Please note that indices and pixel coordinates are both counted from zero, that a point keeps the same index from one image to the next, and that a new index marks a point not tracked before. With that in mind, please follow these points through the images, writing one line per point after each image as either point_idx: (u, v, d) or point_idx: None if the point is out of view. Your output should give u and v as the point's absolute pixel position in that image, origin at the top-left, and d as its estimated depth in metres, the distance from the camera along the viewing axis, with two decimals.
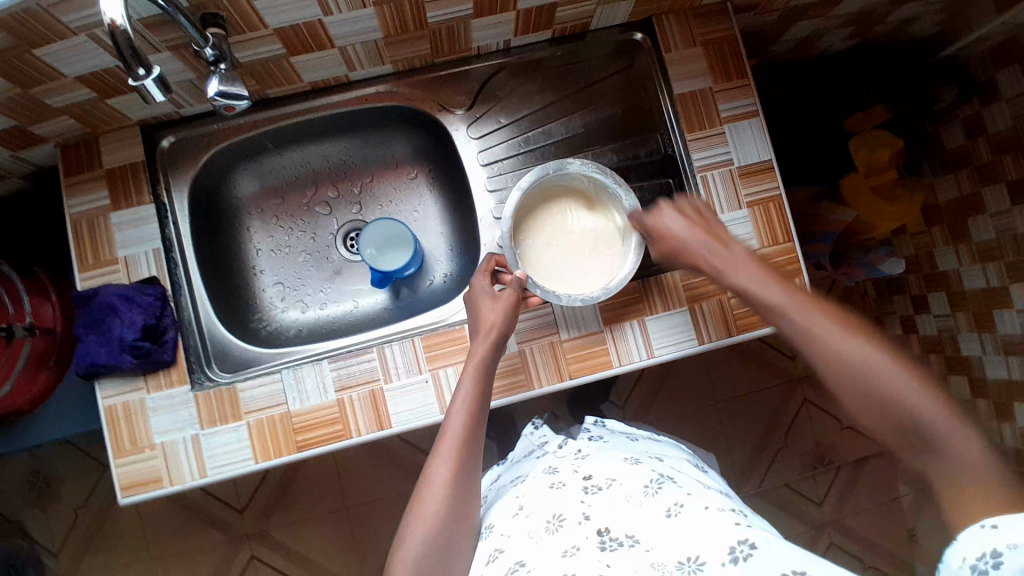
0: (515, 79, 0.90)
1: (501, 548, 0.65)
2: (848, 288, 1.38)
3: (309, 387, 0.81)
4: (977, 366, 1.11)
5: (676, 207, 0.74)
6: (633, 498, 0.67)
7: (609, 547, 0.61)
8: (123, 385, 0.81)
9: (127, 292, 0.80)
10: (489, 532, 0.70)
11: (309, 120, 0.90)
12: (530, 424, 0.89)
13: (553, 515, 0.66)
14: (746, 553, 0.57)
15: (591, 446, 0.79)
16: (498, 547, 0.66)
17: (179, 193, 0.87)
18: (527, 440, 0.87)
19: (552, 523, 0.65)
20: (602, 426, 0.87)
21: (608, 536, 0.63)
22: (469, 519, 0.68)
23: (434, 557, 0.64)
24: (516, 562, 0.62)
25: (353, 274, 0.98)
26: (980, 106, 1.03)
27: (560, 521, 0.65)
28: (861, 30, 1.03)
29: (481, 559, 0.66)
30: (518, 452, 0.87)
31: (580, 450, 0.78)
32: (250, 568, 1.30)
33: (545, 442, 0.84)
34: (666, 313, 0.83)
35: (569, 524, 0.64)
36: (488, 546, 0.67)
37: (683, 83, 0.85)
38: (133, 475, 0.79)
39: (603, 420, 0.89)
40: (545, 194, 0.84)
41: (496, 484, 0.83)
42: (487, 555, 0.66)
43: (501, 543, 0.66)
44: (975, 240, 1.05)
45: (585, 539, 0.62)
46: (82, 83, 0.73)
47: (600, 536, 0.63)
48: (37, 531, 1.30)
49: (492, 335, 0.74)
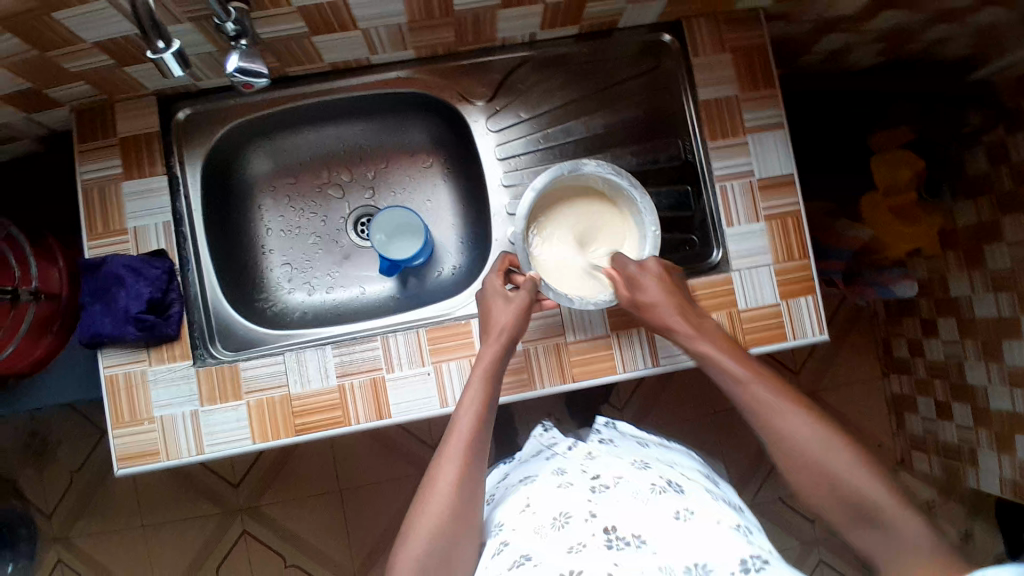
0: (538, 74, 0.89)
1: (506, 542, 0.65)
2: (858, 307, 1.37)
3: (311, 371, 0.80)
4: (981, 395, 1.10)
5: (661, 264, 0.77)
6: (639, 495, 0.66)
7: (615, 546, 0.61)
8: (124, 356, 0.80)
9: (135, 264, 0.79)
10: (498, 529, 0.68)
11: (327, 102, 0.89)
12: (539, 425, 0.88)
13: (559, 512, 0.65)
14: (757, 566, 0.58)
15: (601, 449, 0.78)
16: (504, 540, 0.65)
17: (192, 166, 0.86)
18: (535, 441, 0.86)
19: (559, 520, 0.64)
20: (612, 427, 0.86)
21: (614, 534, 0.62)
22: (472, 520, 0.67)
23: (437, 557, 0.64)
24: (519, 556, 0.62)
25: (362, 259, 0.97)
26: (1006, 133, 0.99)
27: (566, 518, 0.64)
28: (893, 46, 1.00)
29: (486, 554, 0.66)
30: (526, 452, 0.86)
31: (590, 452, 0.77)
32: (240, 543, 1.31)
33: (554, 443, 0.82)
34: None
35: (575, 521, 0.63)
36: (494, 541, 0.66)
37: (708, 89, 0.84)
38: (130, 447, 0.79)
39: (613, 421, 0.87)
40: (558, 192, 0.82)
41: (503, 483, 0.82)
42: (494, 549, 0.65)
43: (507, 537, 0.65)
44: (991, 267, 1.03)
45: (591, 536, 0.61)
46: (101, 49, 0.72)
47: (606, 534, 0.62)
48: (30, 491, 1.31)
49: (503, 338, 0.75)
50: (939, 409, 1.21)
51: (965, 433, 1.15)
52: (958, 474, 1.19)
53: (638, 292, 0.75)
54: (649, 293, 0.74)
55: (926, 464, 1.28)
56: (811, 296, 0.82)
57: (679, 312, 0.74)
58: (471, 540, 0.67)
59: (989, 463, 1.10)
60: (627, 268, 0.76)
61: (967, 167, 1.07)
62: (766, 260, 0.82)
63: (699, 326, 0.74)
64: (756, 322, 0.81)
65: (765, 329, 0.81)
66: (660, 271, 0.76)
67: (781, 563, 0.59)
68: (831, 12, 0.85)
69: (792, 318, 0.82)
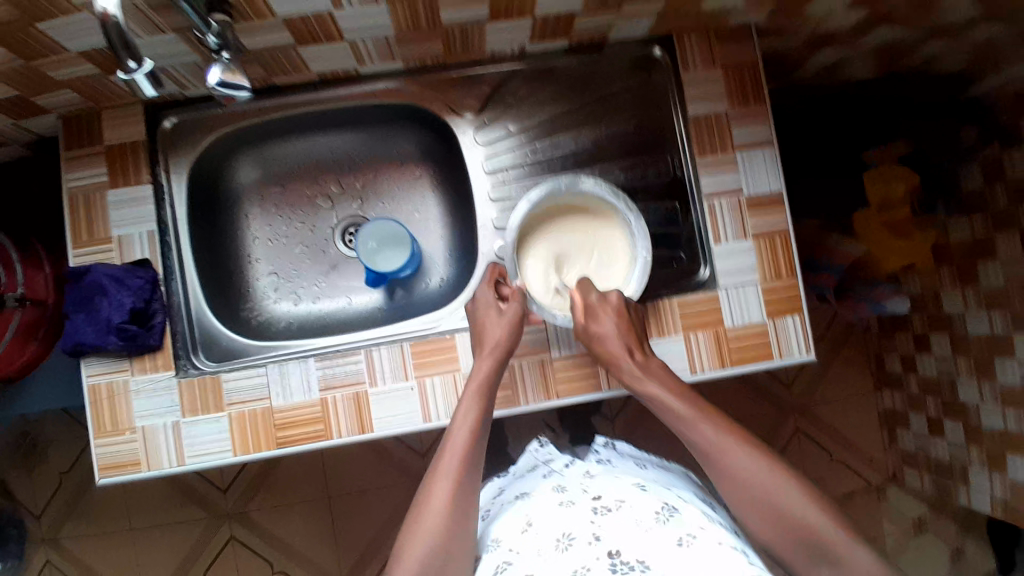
0: (528, 87, 0.88)
1: (509, 562, 0.64)
2: (853, 322, 1.35)
3: (294, 383, 0.80)
4: (974, 413, 1.08)
5: (621, 301, 0.76)
6: (642, 522, 0.64)
7: (619, 571, 0.59)
8: (107, 366, 0.80)
9: (117, 274, 0.79)
10: (496, 546, 0.68)
11: (315, 112, 0.88)
12: (535, 441, 0.87)
13: (563, 533, 0.64)
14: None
15: (599, 468, 0.77)
16: (506, 559, 0.65)
17: (178, 175, 0.85)
18: (530, 456, 0.86)
19: (562, 542, 0.63)
20: (611, 449, 0.85)
21: (618, 559, 0.60)
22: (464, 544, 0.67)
23: None
24: None
25: (349, 270, 0.97)
26: (1001, 150, 0.99)
27: (569, 540, 0.63)
28: (888, 62, 0.99)
29: (488, 570, 0.65)
30: (521, 466, 0.86)
31: (588, 471, 0.77)
32: (228, 547, 1.30)
33: (549, 459, 0.82)
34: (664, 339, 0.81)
35: (578, 544, 0.62)
36: (494, 559, 0.65)
37: (699, 105, 0.83)
38: (112, 456, 0.79)
39: (613, 442, 0.87)
40: (567, 205, 0.82)
41: (500, 497, 0.81)
42: (494, 566, 0.65)
43: (509, 556, 0.65)
44: (983, 286, 1.01)
45: (596, 560, 0.61)
46: (84, 59, 0.71)
47: (610, 558, 0.61)
48: (20, 492, 1.31)
49: (497, 352, 0.75)
50: (931, 425, 1.20)
51: (957, 450, 1.13)
52: (948, 491, 1.18)
53: (594, 323, 0.74)
54: (604, 326, 0.73)
55: (917, 481, 1.26)
56: (798, 315, 0.81)
57: (629, 351, 0.73)
58: (467, 560, 0.67)
59: (979, 480, 1.09)
60: (589, 296, 0.76)
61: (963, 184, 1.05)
62: (753, 279, 0.81)
63: (647, 366, 0.73)
64: (742, 340, 0.81)
65: (751, 348, 0.81)
66: (621, 306, 0.75)
67: None
68: (826, 27, 0.84)
69: (779, 338, 0.81)
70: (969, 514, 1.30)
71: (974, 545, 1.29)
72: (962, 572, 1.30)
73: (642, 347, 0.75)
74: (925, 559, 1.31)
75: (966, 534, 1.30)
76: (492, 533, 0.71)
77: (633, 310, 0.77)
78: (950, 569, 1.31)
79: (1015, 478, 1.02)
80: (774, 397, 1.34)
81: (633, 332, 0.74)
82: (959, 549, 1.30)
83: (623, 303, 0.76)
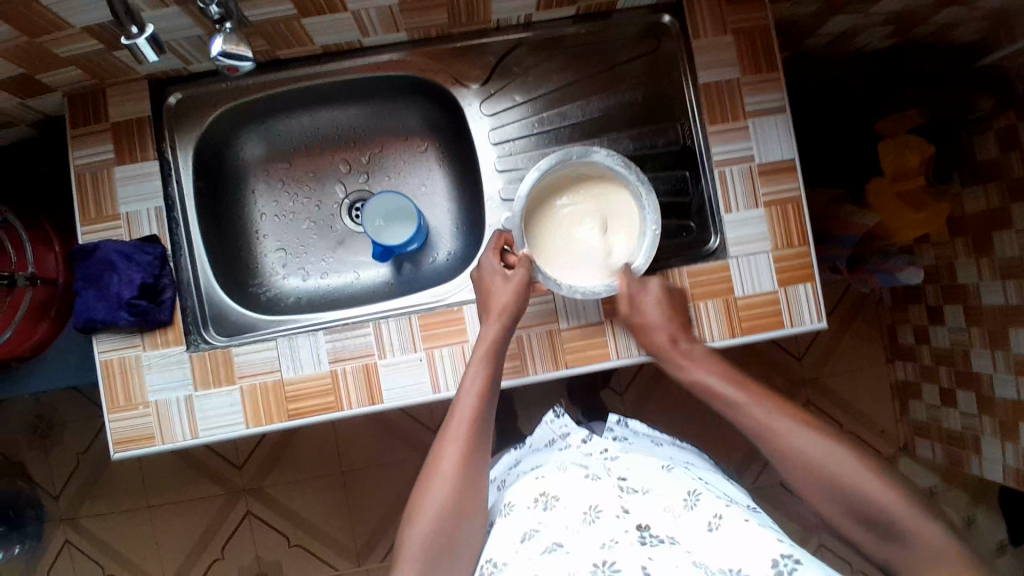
0: (534, 57, 0.87)
1: (535, 529, 0.63)
2: (863, 293, 1.34)
3: (304, 357, 0.80)
4: (987, 383, 1.07)
5: (661, 287, 0.78)
6: (670, 509, 0.64)
7: (648, 543, 0.60)
8: (118, 341, 0.81)
9: (127, 249, 0.79)
10: (514, 511, 0.68)
11: (319, 85, 0.88)
12: (551, 412, 0.87)
13: (590, 506, 0.64)
14: (790, 567, 0.56)
15: (615, 446, 0.78)
16: (532, 527, 0.64)
17: (184, 151, 0.85)
18: (546, 429, 0.86)
19: (589, 514, 0.63)
20: (624, 426, 0.85)
21: (647, 532, 0.61)
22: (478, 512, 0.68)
23: (442, 539, 0.64)
24: (551, 543, 0.61)
25: (356, 245, 0.97)
26: (1017, 118, 0.95)
27: (596, 513, 0.63)
28: (901, 29, 0.98)
29: (512, 536, 0.64)
30: (536, 440, 0.86)
31: (607, 451, 0.76)
32: (244, 523, 1.33)
33: (566, 433, 0.82)
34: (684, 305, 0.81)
35: (606, 518, 0.62)
36: (520, 527, 0.65)
37: (709, 73, 0.82)
38: (126, 430, 0.80)
39: (625, 420, 0.87)
40: (587, 176, 0.82)
41: (515, 470, 0.81)
42: (519, 534, 0.64)
43: (536, 525, 0.64)
44: (1000, 255, 1.00)
45: (624, 532, 0.61)
46: (88, 34, 0.71)
47: (638, 531, 0.61)
48: (39, 472, 1.33)
49: (505, 317, 0.75)
50: (943, 396, 1.20)
51: (969, 421, 1.13)
52: (960, 461, 1.18)
53: (636, 312, 0.77)
54: (649, 313, 0.77)
55: (928, 452, 1.27)
56: (809, 284, 0.80)
57: (673, 339, 0.77)
58: (478, 516, 0.68)
59: (992, 451, 1.09)
60: (630, 286, 0.77)
61: (976, 153, 1.03)
62: (765, 248, 0.81)
63: (692, 353, 0.77)
64: (753, 309, 0.80)
65: (762, 316, 0.80)
66: (662, 293, 0.78)
67: (816, 564, 0.57)
68: None
69: (790, 306, 0.80)
70: (980, 485, 1.31)
71: None
72: None
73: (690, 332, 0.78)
74: None
75: (977, 503, 1.31)
76: (508, 499, 0.71)
77: (677, 293, 0.80)
78: None
79: None
80: (783, 370, 1.34)
81: (675, 317, 0.78)
82: (970, 519, 1.31)
83: (668, 288, 0.79)
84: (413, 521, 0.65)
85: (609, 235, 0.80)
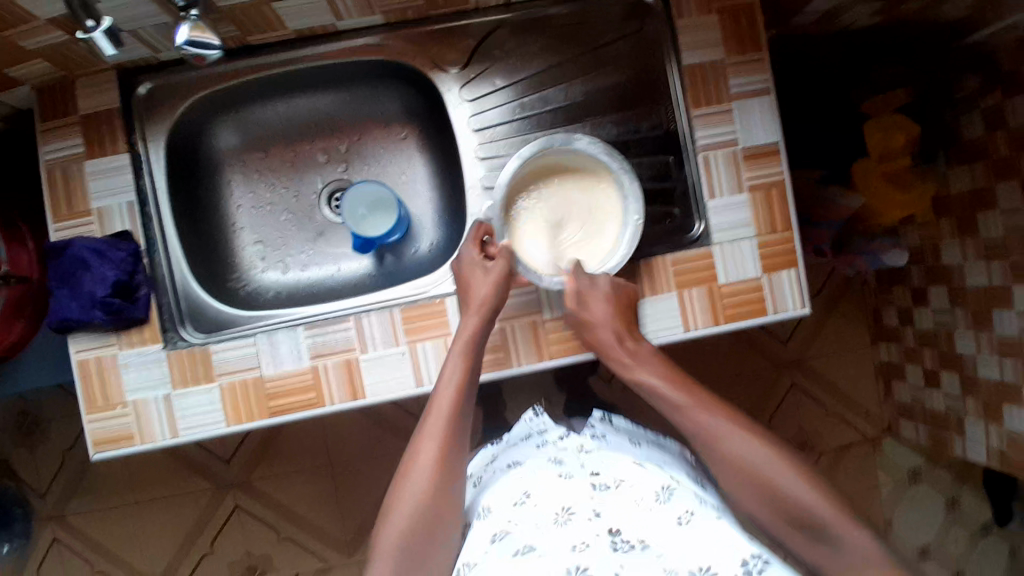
0: (516, 39, 0.85)
1: (507, 530, 0.63)
2: (849, 276, 1.35)
3: (284, 352, 0.79)
4: (970, 363, 1.08)
5: (610, 282, 0.75)
6: (642, 501, 0.64)
7: (620, 548, 0.60)
8: (94, 341, 0.79)
9: (98, 246, 0.77)
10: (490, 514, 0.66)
11: (295, 72, 0.85)
12: (529, 411, 0.88)
13: (563, 506, 0.63)
14: (758, 567, 0.57)
15: (594, 442, 0.77)
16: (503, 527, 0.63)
17: (156, 143, 0.82)
18: (524, 426, 0.86)
19: (561, 516, 0.63)
20: (608, 423, 0.85)
21: (619, 536, 0.61)
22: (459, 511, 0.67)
23: (420, 541, 0.63)
24: (523, 546, 0.60)
25: (336, 237, 0.95)
26: (1003, 97, 0.94)
27: (570, 513, 0.63)
28: (887, 9, 0.96)
29: (484, 536, 0.64)
30: (515, 434, 0.86)
31: (583, 445, 0.76)
32: (234, 516, 1.32)
33: (544, 430, 0.83)
34: (666, 294, 0.80)
35: (579, 519, 0.62)
36: (492, 526, 0.64)
37: (693, 54, 0.80)
38: (104, 431, 0.78)
39: (609, 417, 0.86)
40: (571, 165, 0.80)
41: (492, 466, 0.80)
42: (493, 533, 0.63)
43: (507, 524, 0.63)
44: (984, 236, 1.00)
45: (596, 536, 0.60)
46: (54, 26, 0.68)
47: (609, 536, 0.61)
48: (23, 471, 1.31)
49: (484, 310, 0.74)
50: (927, 376, 1.20)
51: (952, 403, 1.14)
52: (944, 441, 1.19)
53: (583, 310, 0.74)
54: (597, 311, 0.74)
55: (912, 433, 1.28)
56: (795, 269, 0.80)
57: (618, 338, 0.74)
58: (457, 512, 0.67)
59: (974, 432, 1.09)
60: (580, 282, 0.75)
61: (963, 133, 1.03)
62: (749, 234, 0.80)
63: (637, 353, 0.74)
64: (738, 296, 0.80)
65: (746, 304, 0.80)
66: (611, 291, 0.75)
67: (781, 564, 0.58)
68: None
69: (775, 292, 0.80)
70: (963, 463, 1.32)
71: (969, 492, 1.32)
72: (957, 521, 1.33)
73: (633, 332, 0.76)
74: (918, 509, 1.34)
75: (961, 481, 1.33)
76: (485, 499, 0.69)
77: (626, 292, 0.77)
78: (943, 517, 1.33)
79: (1012, 431, 1.02)
80: (771, 354, 1.34)
81: (623, 314, 0.75)
82: (954, 495, 1.33)
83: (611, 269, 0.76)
84: (389, 518, 0.65)
85: (591, 221, 0.80)
